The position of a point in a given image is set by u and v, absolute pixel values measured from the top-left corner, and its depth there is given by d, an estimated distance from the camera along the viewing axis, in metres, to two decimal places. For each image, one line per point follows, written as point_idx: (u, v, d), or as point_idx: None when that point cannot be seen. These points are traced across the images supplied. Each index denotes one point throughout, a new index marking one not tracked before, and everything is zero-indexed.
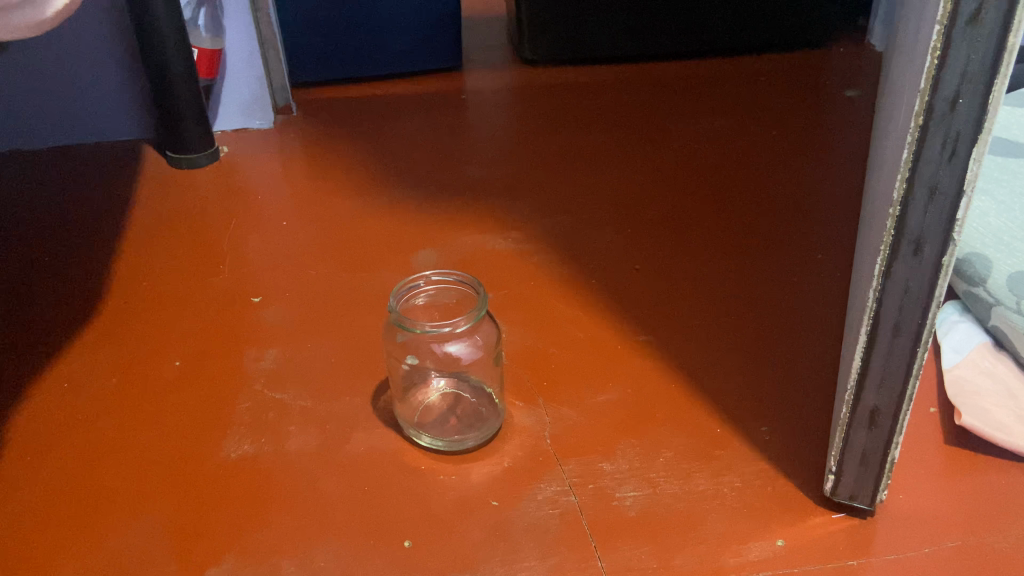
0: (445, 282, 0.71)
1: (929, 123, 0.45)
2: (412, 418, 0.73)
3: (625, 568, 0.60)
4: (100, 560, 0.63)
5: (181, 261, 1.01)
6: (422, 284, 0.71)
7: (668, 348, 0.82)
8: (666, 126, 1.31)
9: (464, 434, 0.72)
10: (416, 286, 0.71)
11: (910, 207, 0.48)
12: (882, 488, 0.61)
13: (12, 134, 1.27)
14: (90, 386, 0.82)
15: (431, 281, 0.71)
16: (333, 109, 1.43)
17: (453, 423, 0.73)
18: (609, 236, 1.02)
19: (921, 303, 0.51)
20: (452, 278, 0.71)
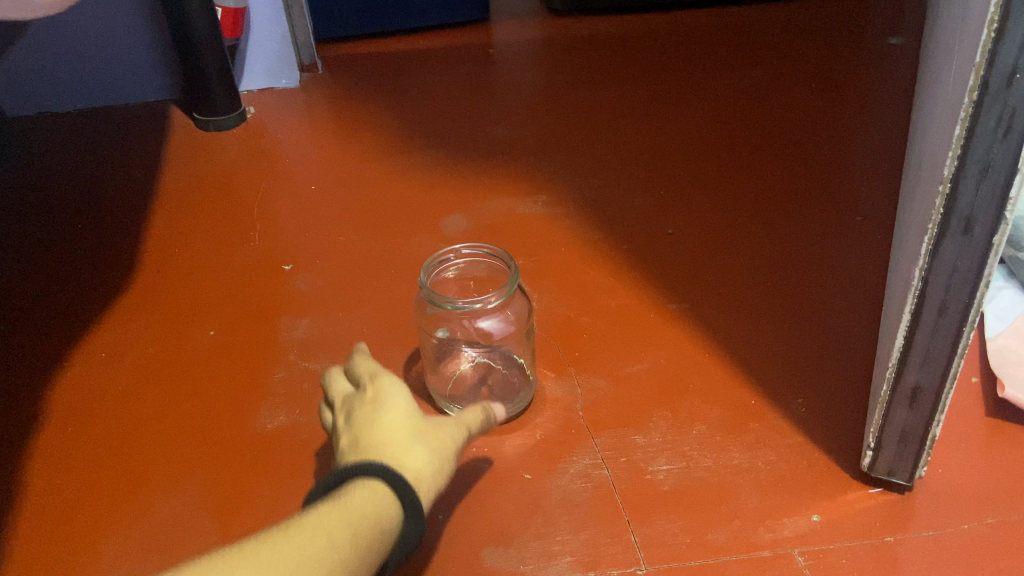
0: (476, 255, 0.70)
1: (984, 98, 0.43)
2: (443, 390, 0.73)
3: (658, 543, 0.60)
4: (142, 530, 0.64)
5: (212, 227, 1.01)
6: (453, 258, 0.70)
7: (701, 316, 0.81)
8: (700, 80, 1.27)
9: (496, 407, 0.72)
10: (447, 259, 0.70)
11: (961, 184, 0.46)
12: (921, 465, 0.60)
13: (41, 97, 1.28)
14: (126, 355, 0.83)
15: (462, 254, 0.70)
16: (358, 65, 1.41)
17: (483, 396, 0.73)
18: (641, 198, 1.00)
19: (969, 282, 0.49)
20: (483, 251, 0.70)
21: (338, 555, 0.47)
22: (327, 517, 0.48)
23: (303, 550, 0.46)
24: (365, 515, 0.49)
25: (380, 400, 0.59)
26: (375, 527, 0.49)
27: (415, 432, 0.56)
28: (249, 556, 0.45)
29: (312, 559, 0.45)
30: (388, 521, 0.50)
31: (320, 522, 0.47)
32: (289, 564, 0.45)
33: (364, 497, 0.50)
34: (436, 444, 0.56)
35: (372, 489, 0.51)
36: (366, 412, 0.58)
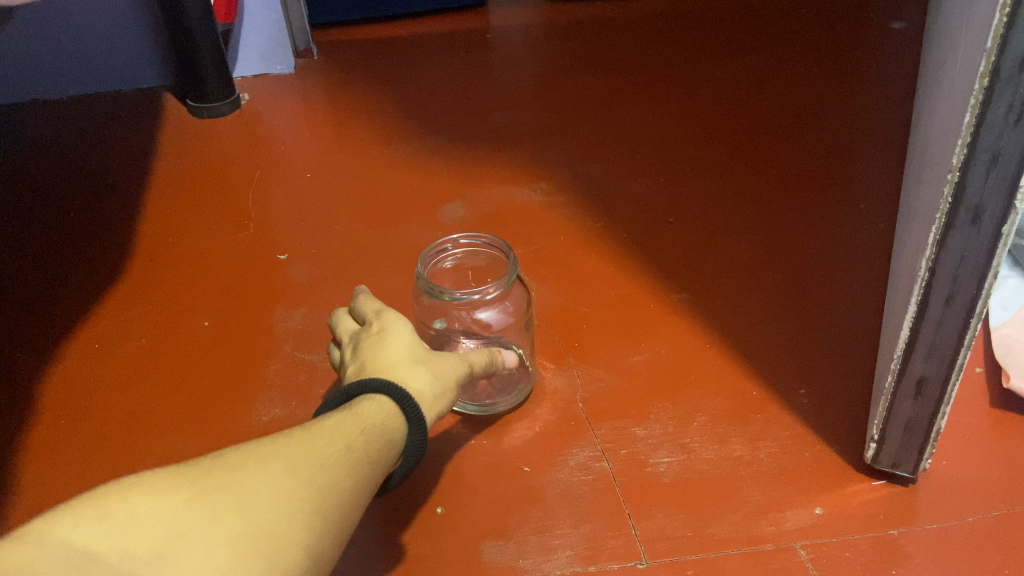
0: (474, 244, 0.69)
1: (995, 85, 0.42)
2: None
3: (659, 536, 0.59)
4: None
5: (207, 216, 1.00)
6: (451, 248, 0.69)
7: (702, 306, 0.80)
8: (700, 65, 1.26)
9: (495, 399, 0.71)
10: (445, 249, 0.69)
11: (971, 173, 0.45)
12: (926, 457, 0.59)
13: (33, 84, 1.26)
14: (120, 346, 0.82)
15: (460, 244, 0.69)
16: (354, 51, 1.39)
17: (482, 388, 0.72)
18: (641, 185, 0.99)
19: (977, 273, 0.48)
20: (481, 240, 0.69)
21: (354, 456, 0.47)
22: (341, 423, 0.49)
23: (323, 447, 0.46)
24: (374, 428, 0.50)
25: (387, 331, 0.59)
26: (383, 438, 0.50)
27: (420, 362, 0.58)
28: (272, 449, 0.45)
29: (333, 457, 0.46)
30: (394, 438, 0.51)
31: (334, 427, 0.48)
32: (312, 457, 0.45)
33: (373, 409, 0.51)
34: (438, 376, 0.58)
35: (382, 407, 0.52)
36: (372, 341, 0.59)
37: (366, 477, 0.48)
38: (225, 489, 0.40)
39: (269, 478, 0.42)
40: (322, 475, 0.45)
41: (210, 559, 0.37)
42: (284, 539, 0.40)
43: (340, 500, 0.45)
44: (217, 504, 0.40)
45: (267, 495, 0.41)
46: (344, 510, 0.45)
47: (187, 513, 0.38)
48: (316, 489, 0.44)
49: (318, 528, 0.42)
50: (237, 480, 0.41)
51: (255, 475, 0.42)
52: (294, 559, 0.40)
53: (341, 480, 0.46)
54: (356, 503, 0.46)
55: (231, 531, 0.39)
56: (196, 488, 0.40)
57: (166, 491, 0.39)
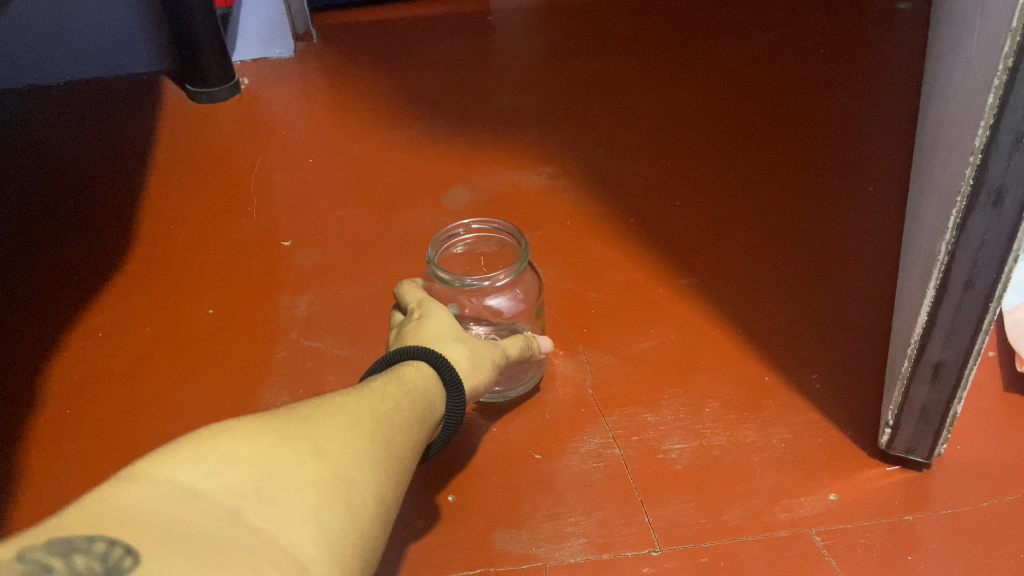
0: (486, 229, 0.69)
1: (1019, 66, 0.41)
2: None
3: (673, 524, 0.59)
4: None
5: (209, 203, 0.99)
6: (462, 232, 0.69)
7: (711, 290, 0.79)
8: (704, 47, 1.24)
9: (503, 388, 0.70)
10: (456, 234, 0.68)
11: (993, 155, 0.44)
12: (941, 443, 0.59)
13: (29, 70, 1.25)
14: (125, 334, 0.81)
15: (471, 229, 0.69)
16: (353, 34, 1.38)
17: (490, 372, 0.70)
18: (646, 168, 0.98)
19: (997, 258, 0.48)
20: (493, 225, 0.69)
21: (406, 415, 0.49)
22: (389, 385, 0.50)
23: (379, 404, 0.47)
24: (420, 395, 0.52)
25: (427, 312, 0.60)
26: (427, 400, 0.52)
27: (461, 338, 0.58)
28: (335, 403, 0.45)
29: (390, 414, 0.47)
30: (436, 405, 0.53)
31: (385, 388, 0.49)
32: (372, 412, 0.46)
33: (417, 376, 0.53)
34: (480, 355, 0.59)
35: (426, 380, 0.53)
36: (414, 323, 0.60)
37: (418, 437, 0.49)
38: (303, 435, 0.41)
39: (339, 428, 0.43)
40: (384, 430, 0.46)
41: (302, 499, 0.37)
42: (361, 484, 0.41)
43: (401, 454, 0.46)
44: (300, 448, 0.40)
45: (341, 443, 0.42)
46: (404, 464, 0.46)
47: (274, 456, 0.38)
48: (380, 442, 0.44)
49: (387, 477, 0.43)
50: (312, 428, 0.42)
51: (328, 425, 0.43)
52: (372, 504, 0.41)
53: (399, 435, 0.47)
54: (412, 460, 0.47)
55: (316, 473, 0.39)
56: (280, 433, 0.40)
57: (252, 436, 0.39)
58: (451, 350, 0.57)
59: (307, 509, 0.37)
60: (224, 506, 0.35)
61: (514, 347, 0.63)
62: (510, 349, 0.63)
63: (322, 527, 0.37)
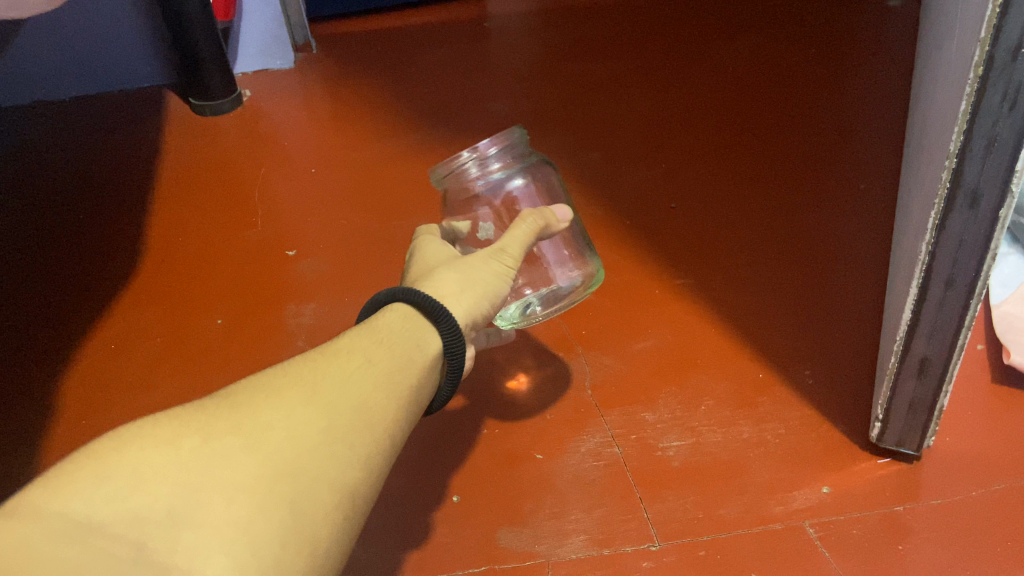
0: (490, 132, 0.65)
1: (989, 74, 0.42)
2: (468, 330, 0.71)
3: (670, 519, 0.61)
4: None
5: (215, 214, 1.01)
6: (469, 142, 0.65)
7: (707, 290, 0.81)
8: (695, 49, 1.26)
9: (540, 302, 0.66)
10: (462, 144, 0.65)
11: (967, 159, 0.46)
12: (929, 436, 0.60)
13: (34, 86, 1.27)
14: (138, 345, 0.83)
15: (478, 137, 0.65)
16: (351, 43, 1.40)
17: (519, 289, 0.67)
18: (642, 171, 1.00)
19: (976, 256, 0.49)
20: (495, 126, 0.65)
21: (369, 383, 0.49)
22: (353, 353, 0.50)
23: (334, 380, 0.47)
24: (393, 352, 0.51)
25: (417, 253, 0.63)
26: (413, 340, 0.53)
27: (444, 266, 0.59)
28: (280, 386, 0.46)
29: (349, 388, 0.47)
30: (415, 362, 0.52)
31: (346, 357, 0.50)
32: (322, 390, 0.46)
33: (391, 317, 0.54)
34: (467, 275, 0.58)
35: (408, 320, 0.54)
36: (408, 267, 0.63)
37: (395, 405, 0.49)
38: (236, 431, 0.41)
39: (281, 416, 0.43)
40: (340, 408, 0.46)
41: (229, 507, 0.37)
42: (306, 477, 0.41)
43: (366, 429, 0.46)
44: (231, 445, 0.40)
45: (282, 433, 0.42)
46: (374, 441, 0.47)
47: (203, 456, 0.39)
48: (334, 423, 0.45)
49: (343, 464, 0.44)
50: (249, 422, 0.42)
51: (263, 417, 0.43)
52: (320, 500, 0.41)
53: (364, 409, 0.47)
54: (385, 432, 0.48)
55: (254, 472, 0.39)
56: (204, 435, 0.40)
57: (172, 440, 0.39)
58: (431, 280, 0.58)
59: (238, 514, 0.37)
60: (127, 537, 0.34)
61: (517, 248, 0.60)
62: (512, 253, 0.60)
63: (251, 534, 0.37)
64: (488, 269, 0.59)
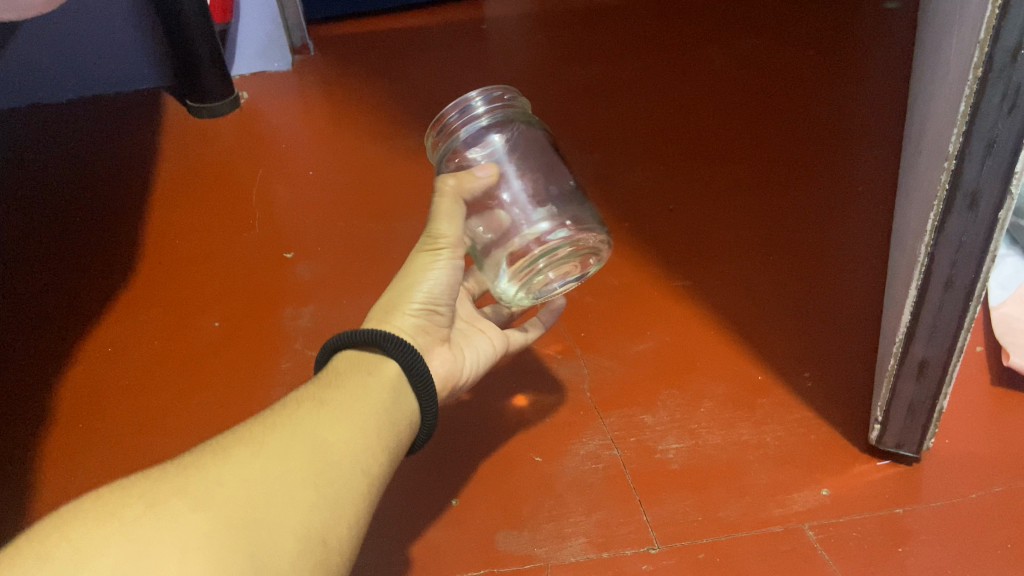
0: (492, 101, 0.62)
1: (988, 75, 0.42)
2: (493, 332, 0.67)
3: (670, 521, 0.61)
4: None
5: (212, 217, 1.01)
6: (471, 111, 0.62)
7: (705, 292, 0.81)
8: (693, 51, 1.26)
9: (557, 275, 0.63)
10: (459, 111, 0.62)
11: (967, 160, 0.45)
12: (929, 437, 0.60)
13: (31, 89, 1.27)
14: (133, 349, 0.83)
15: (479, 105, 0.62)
16: (349, 46, 1.40)
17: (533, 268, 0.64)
18: (640, 172, 1.00)
19: (975, 257, 0.49)
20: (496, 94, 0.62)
21: (323, 427, 0.50)
22: (300, 406, 0.52)
23: (286, 431, 0.49)
24: (346, 388, 0.53)
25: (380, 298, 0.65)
26: (364, 373, 0.55)
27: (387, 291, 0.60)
28: (229, 442, 0.47)
29: (301, 433, 0.49)
30: (372, 391, 0.54)
31: (296, 406, 0.52)
32: (273, 442, 0.48)
33: (342, 363, 0.56)
34: (404, 282, 0.59)
35: (354, 357, 0.56)
36: None
37: (356, 438, 0.51)
38: (183, 489, 0.42)
39: (233, 470, 0.45)
40: (295, 450, 0.48)
41: (183, 564, 0.38)
42: (265, 525, 0.43)
43: (325, 466, 0.48)
44: (179, 503, 0.41)
45: (235, 486, 0.44)
46: (336, 476, 0.48)
47: (149, 519, 0.40)
48: (290, 465, 0.47)
49: (303, 503, 0.45)
50: (197, 479, 0.43)
51: (216, 473, 0.44)
52: (283, 545, 0.43)
53: (321, 448, 0.49)
54: (349, 465, 0.49)
55: (205, 527, 0.40)
56: (149, 499, 0.41)
57: (114, 510, 0.40)
58: (378, 311, 0.59)
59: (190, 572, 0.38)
60: None
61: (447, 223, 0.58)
62: (438, 233, 0.58)
63: None
64: (436, 266, 0.59)
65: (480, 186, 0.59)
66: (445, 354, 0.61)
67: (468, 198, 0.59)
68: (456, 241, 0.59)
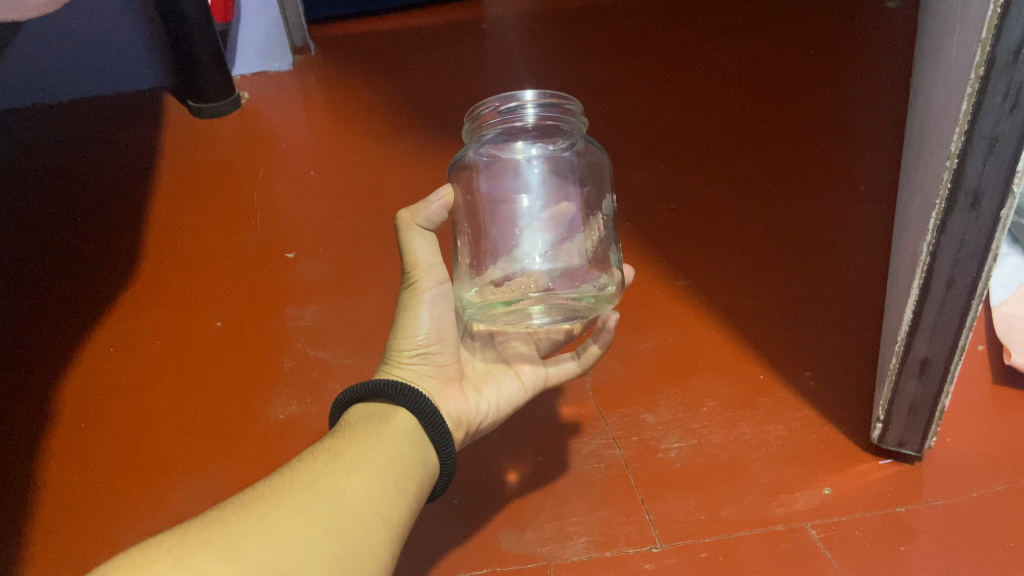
0: (548, 110, 0.59)
1: (990, 74, 0.42)
2: (524, 368, 0.63)
3: (672, 521, 0.61)
4: (154, 513, 0.67)
5: (214, 217, 1.01)
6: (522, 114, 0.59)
7: (707, 292, 0.81)
8: (694, 51, 1.26)
9: (540, 318, 0.57)
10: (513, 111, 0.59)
11: (969, 159, 0.46)
12: (930, 436, 0.60)
13: (33, 89, 1.27)
14: (137, 349, 0.83)
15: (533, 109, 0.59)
16: (350, 45, 1.40)
17: (519, 291, 0.60)
18: (642, 172, 1.00)
19: (977, 257, 0.49)
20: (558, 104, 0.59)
21: (341, 475, 0.50)
22: (319, 454, 0.51)
23: (304, 480, 0.49)
24: (359, 438, 0.52)
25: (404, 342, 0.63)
26: (372, 425, 0.54)
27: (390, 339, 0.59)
28: (249, 496, 0.47)
29: (320, 482, 0.49)
30: (387, 435, 0.53)
31: (314, 456, 0.51)
32: (291, 492, 0.47)
33: (356, 414, 0.56)
34: (398, 329, 0.58)
35: (364, 409, 0.55)
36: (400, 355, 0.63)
37: (375, 486, 0.50)
38: (206, 545, 0.43)
39: (254, 522, 0.45)
40: (313, 503, 0.47)
41: None
42: None
43: (344, 517, 0.47)
44: (203, 559, 0.42)
45: (255, 539, 0.44)
46: (356, 526, 0.47)
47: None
48: (309, 518, 0.46)
49: (322, 558, 0.45)
50: (220, 535, 0.44)
51: (237, 527, 0.44)
52: None
53: (339, 499, 0.48)
54: (369, 514, 0.48)
55: None
56: (173, 556, 0.42)
57: (141, 567, 0.41)
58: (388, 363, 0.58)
59: None
60: None
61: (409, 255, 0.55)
62: (409, 270, 0.56)
63: None
64: (427, 306, 0.57)
65: (436, 211, 0.54)
66: (457, 395, 0.58)
67: (430, 224, 0.55)
68: (432, 275, 0.56)
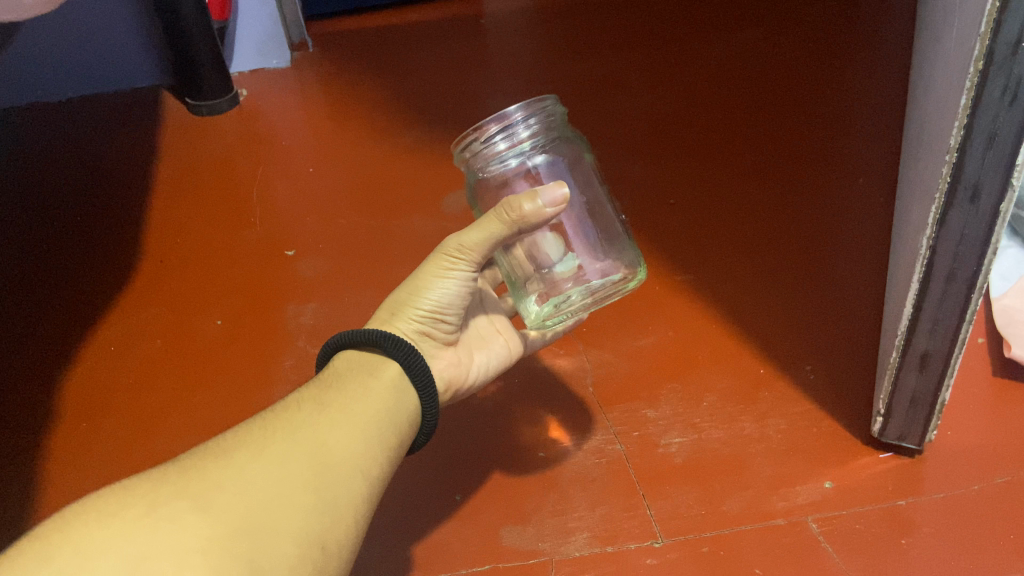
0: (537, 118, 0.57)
1: (989, 68, 0.42)
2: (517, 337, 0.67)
3: (673, 515, 0.61)
4: None
5: (213, 215, 1.01)
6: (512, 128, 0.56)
7: (707, 287, 0.81)
8: (693, 45, 1.26)
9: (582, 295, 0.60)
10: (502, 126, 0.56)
11: (968, 152, 0.46)
12: (931, 429, 0.60)
13: (30, 88, 1.27)
14: (138, 347, 0.83)
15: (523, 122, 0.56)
16: (347, 41, 1.40)
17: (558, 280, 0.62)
18: (641, 167, 1.00)
19: (976, 251, 0.49)
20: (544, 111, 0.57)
21: (324, 428, 0.51)
22: (301, 404, 0.53)
23: (285, 431, 0.50)
24: (346, 392, 0.54)
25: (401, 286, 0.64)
26: (363, 379, 0.55)
27: (400, 291, 0.59)
28: (228, 446, 0.48)
29: (300, 433, 0.50)
30: (371, 389, 0.55)
31: (296, 407, 0.52)
32: (272, 442, 0.49)
33: (346, 364, 0.57)
34: (413, 288, 0.58)
35: (353, 357, 0.57)
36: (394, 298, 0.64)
37: (356, 441, 0.51)
38: (183, 492, 0.43)
39: (234, 471, 0.46)
40: (295, 454, 0.48)
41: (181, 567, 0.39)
42: (264, 528, 0.44)
43: (324, 468, 0.49)
44: (178, 506, 0.42)
45: (235, 487, 0.45)
46: (336, 480, 0.49)
47: (150, 519, 0.41)
48: (289, 467, 0.47)
49: (301, 507, 0.46)
50: (198, 482, 0.44)
51: (218, 475, 0.45)
52: (282, 550, 0.44)
53: (321, 450, 0.49)
54: (349, 467, 0.50)
55: (202, 532, 0.41)
56: (151, 500, 0.42)
57: (115, 511, 0.41)
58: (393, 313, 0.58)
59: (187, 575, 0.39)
60: None
61: (487, 220, 0.54)
62: (464, 251, 0.56)
63: None
64: (453, 283, 0.58)
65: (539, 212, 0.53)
66: (450, 358, 0.62)
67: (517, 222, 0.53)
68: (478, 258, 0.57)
